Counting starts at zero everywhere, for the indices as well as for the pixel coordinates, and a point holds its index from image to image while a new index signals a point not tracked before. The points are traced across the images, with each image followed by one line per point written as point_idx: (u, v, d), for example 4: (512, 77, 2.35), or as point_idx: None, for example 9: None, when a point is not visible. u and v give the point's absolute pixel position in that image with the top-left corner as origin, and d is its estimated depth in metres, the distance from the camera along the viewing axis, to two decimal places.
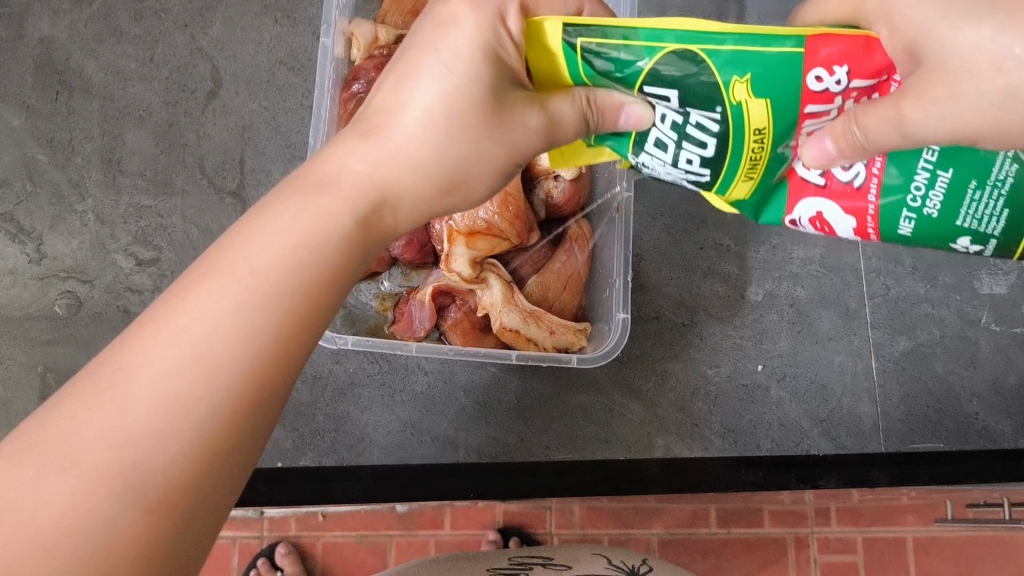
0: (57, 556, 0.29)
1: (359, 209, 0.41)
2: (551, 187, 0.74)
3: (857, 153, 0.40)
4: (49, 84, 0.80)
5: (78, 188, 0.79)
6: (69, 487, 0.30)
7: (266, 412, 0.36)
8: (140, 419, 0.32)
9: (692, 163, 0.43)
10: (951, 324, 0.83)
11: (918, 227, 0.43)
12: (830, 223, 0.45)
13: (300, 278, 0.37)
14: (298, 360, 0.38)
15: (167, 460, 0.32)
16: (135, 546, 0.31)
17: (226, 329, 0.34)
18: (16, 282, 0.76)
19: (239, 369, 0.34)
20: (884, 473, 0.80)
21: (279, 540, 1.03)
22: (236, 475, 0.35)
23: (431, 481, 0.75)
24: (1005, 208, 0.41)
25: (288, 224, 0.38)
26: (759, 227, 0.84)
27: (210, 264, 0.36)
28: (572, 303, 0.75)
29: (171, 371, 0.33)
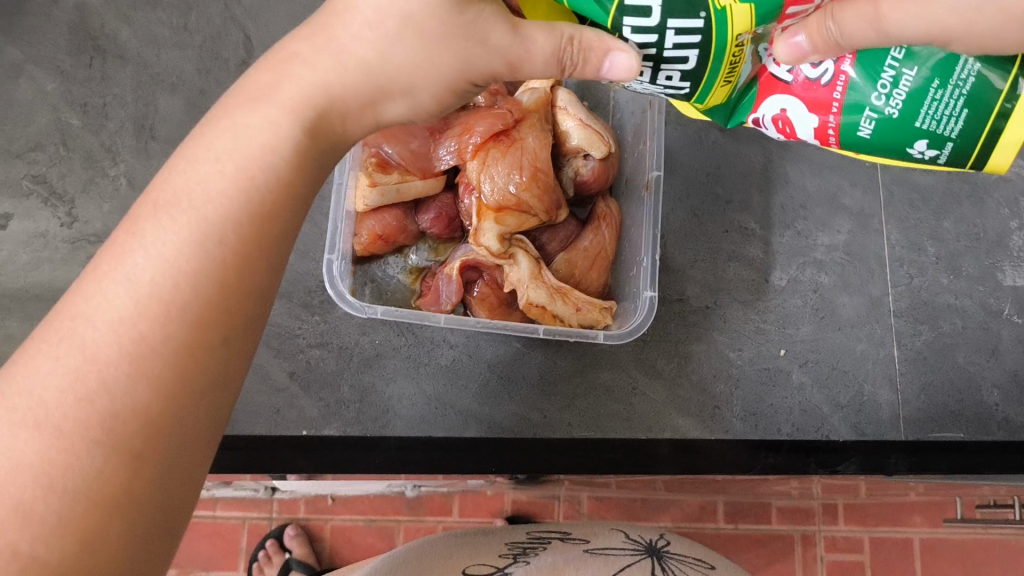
0: (40, 519, 0.32)
1: (300, 112, 0.45)
2: (580, 166, 0.75)
3: (828, 49, 0.44)
4: (84, 50, 0.81)
5: (110, 153, 0.79)
6: (43, 445, 0.33)
7: (233, 344, 0.39)
8: (106, 367, 0.35)
9: (671, 79, 0.46)
10: (973, 315, 0.83)
11: (879, 125, 0.46)
12: (792, 121, 0.49)
13: (252, 205, 0.41)
14: (258, 291, 0.41)
15: (139, 402, 0.35)
16: (115, 495, 0.34)
17: (180, 270, 0.37)
18: (47, 245, 0.77)
19: (198, 304, 0.38)
20: (903, 460, 0.79)
21: (288, 521, 1.17)
22: (209, 411, 0.38)
23: (454, 455, 0.75)
24: (964, 107, 0.44)
25: (225, 170, 0.41)
26: (784, 213, 0.84)
27: (158, 203, 0.39)
28: (599, 282, 0.75)
29: (129, 317, 0.36)
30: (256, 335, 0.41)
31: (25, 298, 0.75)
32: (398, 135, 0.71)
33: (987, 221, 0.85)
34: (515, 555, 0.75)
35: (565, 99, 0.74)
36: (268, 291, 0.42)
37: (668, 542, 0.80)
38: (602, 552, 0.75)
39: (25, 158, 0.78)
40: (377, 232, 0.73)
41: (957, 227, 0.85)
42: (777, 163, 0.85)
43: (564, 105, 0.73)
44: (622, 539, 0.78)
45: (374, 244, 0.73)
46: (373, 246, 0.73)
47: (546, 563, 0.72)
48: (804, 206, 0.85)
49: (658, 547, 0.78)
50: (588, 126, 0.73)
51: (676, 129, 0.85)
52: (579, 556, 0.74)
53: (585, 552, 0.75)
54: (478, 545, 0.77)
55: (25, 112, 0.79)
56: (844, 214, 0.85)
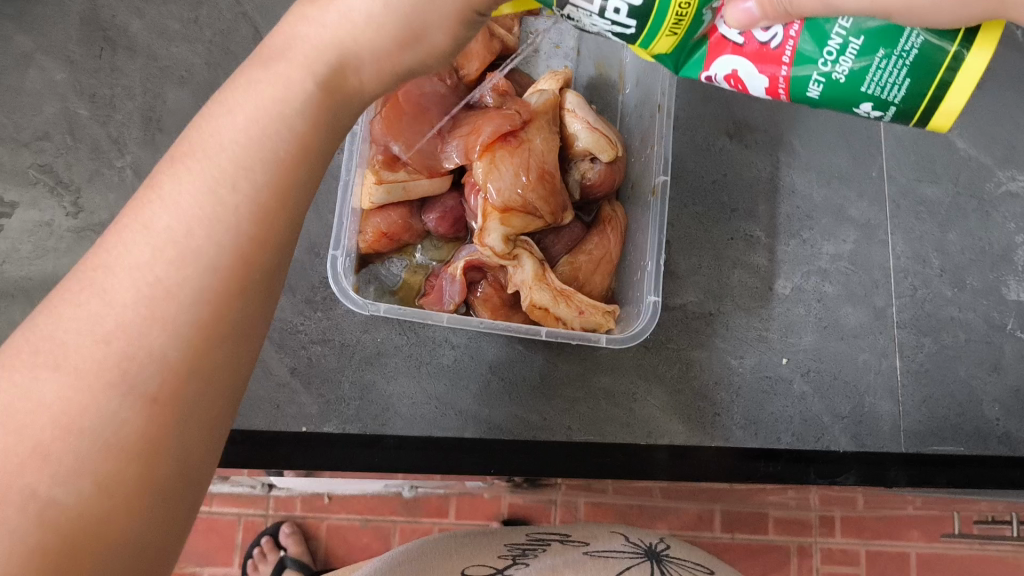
0: (56, 460, 0.30)
1: (313, 70, 0.40)
2: (587, 169, 0.75)
3: (776, 15, 0.42)
4: (93, 41, 0.81)
5: (116, 144, 0.79)
6: (60, 387, 0.31)
7: (254, 299, 0.36)
8: (123, 310, 0.32)
9: (618, 13, 0.42)
10: (976, 329, 0.83)
11: (826, 89, 0.44)
12: (743, 80, 0.46)
13: (272, 149, 0.38)
14: (285, 240, 0.38)
15: (157, 346, 0.33)
16: (134, 442, 0.31)
17: (200, 212, 0.35)
18: (51, 234, 0.77)
19: (217, 251, 0.35)
20: (902, 473, 0.78)
21: (284, 518, 1.17)
22: (232, 362, 0.35)
23: (452, 455, 0.75)
24: (907, 77, 0.42)
25: (248, 111, 0.38)
26: (790, 221, 0.84)
27: (173, 159, 0.37)
28: (603, 285, 0.75)
29: (148, 259, 0.34)
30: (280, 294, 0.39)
31: (29, 288, 0.75)
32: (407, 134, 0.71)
33: (993, 235, 0.85)
34: (514, 557, 0.74)
35: (574, 102, 0.74)
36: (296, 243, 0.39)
37: (667, 546, 0.81)
38: (600, 555, 0.74)
39: (32, 147, 0.78)
40: (382, 230, 0.72)
41: (962, 240, 0.85)
42: (784, 171, 0.85)
43: (572, 108, 0.74)
44: (621, 541, 0.79)
45: (378, 242, 0.73)
46: (378, 244, 0.73)
47: (544, 566, 0.71)
48: (810, 215, 0.85)
49: (658, 550, 0.78)
50: (595, 129, 0.73)
51: (684, 135, 0.85)
52: (577, 560, 0.73)
53: (584, 553, 0.75)
54: (476, 546, 0.77)
55: (33, 101, 0.79)
56: (850, 224, 0.85)
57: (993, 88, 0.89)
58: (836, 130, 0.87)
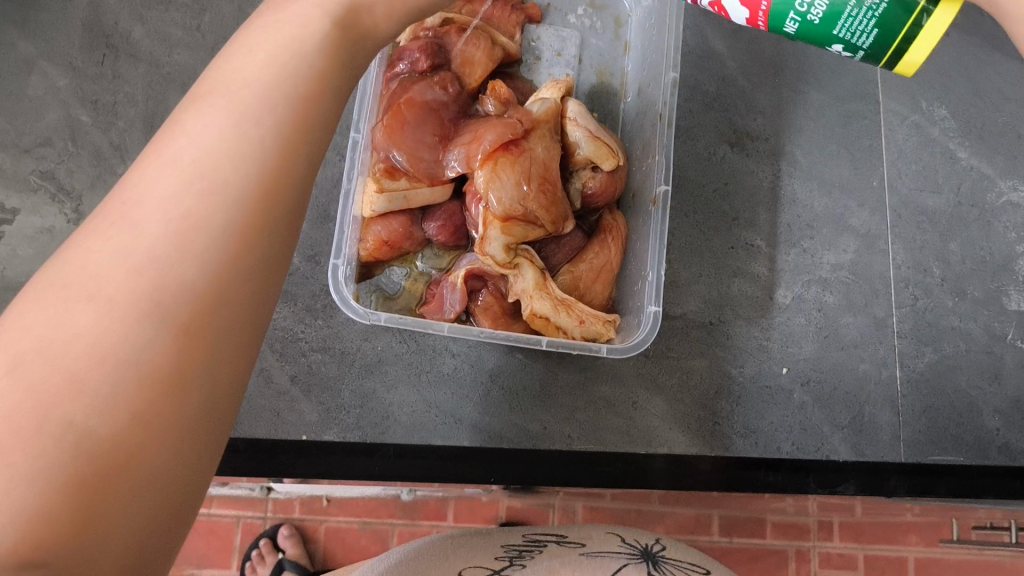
0: (93, 389, 0.27)
1: (328, 8, 0.39)
2: (587, 178, 0.75)
3: None
4: (96, 47, 0.81)
5: (119, 151, 0.79)
6: (94, 317, 0.28)
7: (282, 234, 0.34)
8: (154, 240, 0.30)
9: None
10: (976, 339, 0.83)
11: (801, 28, 0.44)
12: (726, 10, 0.45)
13: (296, 77, 0.36)
14: (309, 173, 0.36)
15: (190, 274, 0.30)
16: (168, 373, 0.29)
17: (227, 139, 0.33)
18: (54, 241, 0.77)
19: (248, 179, 0.33)
20: (902, 483, 0.79)
21: (282, 521, 1.18)
22: (261, 295, 0.33)
23: (455, 463, 0.76)
24: (875, 29, 0.42)
25: (267, 45, 0.36)
26: (791, 231, 0.84)
27: (194, 101, 0.34)
28: (603, 295, 0.75)
29: (179, 186, 0.31)
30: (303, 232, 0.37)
31: None
32: (408, 142, 0.70)
33: (994, 245, 0.85)
34: (511, 558, 0.75)
35: (575, 110, 0.74)
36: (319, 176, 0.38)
37: (662, 547, 0.80)
38: (597, 555, 0.75)
39: (34, 153, 0.78)
40: (382, 238, 0.73)
41: (963, 249, 0.85)
42: (785, 180, 0.85)
43: (573, 116, 0.73)
44: (619, 542, 0.79)
45: (379, 250, 0.73)
46: (378, 252, 0.73)
47: (542, 566, 0.72)
48: (811, 224, 0.85)
49: (654, 551, 0.78)
50: (597, 138, 0.73)
51: (685, 144, 0.85)
52: (575, 560, 0.74)
53: (581, 554, 0.75)
54: (473, 547, 0.77)
55: (34, 108, 0.79)
56: (851, 233, 0.85)
57: (994, 99, 0.88)
58: (837, 140, 0.87)
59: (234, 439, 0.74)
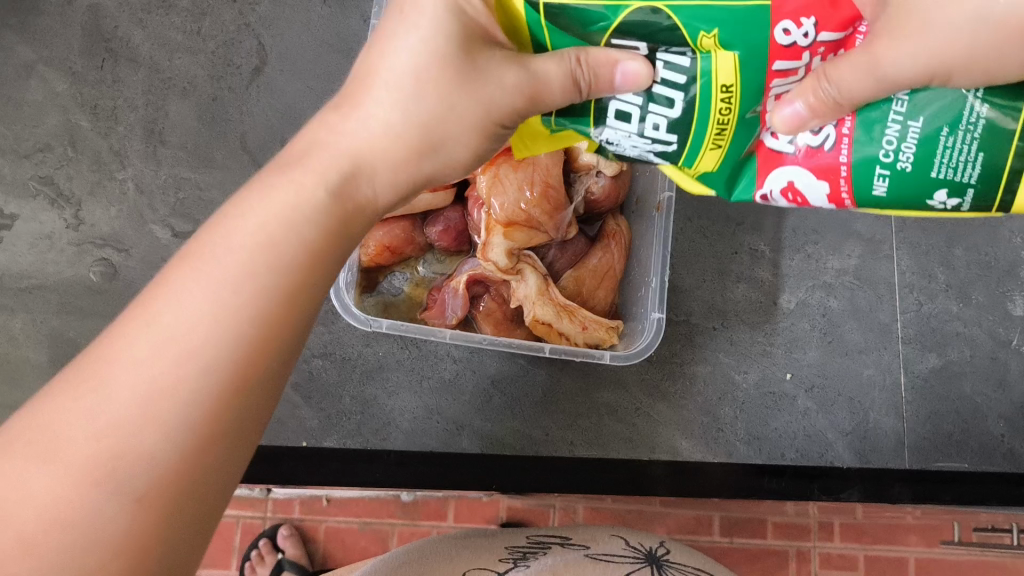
0: (42, 554, 0.30)
1: (329, 180, 0.41)
2: (591, 183, 0.74)
3: (827, 113, 0.40)
4: (95, 52, 0.80)
5: (118, 156, 0.78)
6: (50, 481, 0.31)
7: (261, 397, 0.36)
8: (118, 410, 0.32)
9: (659, 128, 0.43)
10: (981, 344, 0.82)
11: (893, 183, 0.41)
12: (802, 193, 0.43)
13: (291, 239, 0.38)
14: (293, 335, 0.37)
15: (151, 448, 0.32)
16: (119, 539, 0.31)
17: (203, 310, 0.34)
18: (52, 247, 0.76)
19: (219, 352, 0.34)
20: (906, 490, 0.79)
21: (282, 521, 1.17)
22: (231, 460, 0.35)
23: (454, 469, 0.75)
24: (980, 152, 0.39)
25: (266, 202, 0.38)
26: (795, 236, 0.84)
27: (188, 258, 0.36)
28: (606, 300, 0.75)
29: (150, 356, 0.33)
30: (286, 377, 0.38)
31: (30, 300, 0.75)
32: None
33: (999, 250, 0.84)
34: (516, 559, 0.74)
35: None
36: (308, 325, 0.39)
37: (667, 550, 0.80)
38: (602, 559, 0.75)
39: (33, 159, 0.78)
40: (384, 243, 0.72)
41: (968, 255, 0.84)
42: None
43: None
44: (622, 545, 0.78)
45: (380, 256, 0.73)
46: (380, 258, 0.73)
47: (546, 566, 0.72)
48: (816, 229, 0.84)
49: (658, 555, 0.78)
50: None
51: None
52: (579, 563, 0.73)
53: (585, 556, 0.75)
54: (478, 548, 0.77)
55: (34, 113, 0.79)
56: (855, 239, 0.84)
57: None
58: None
59: None
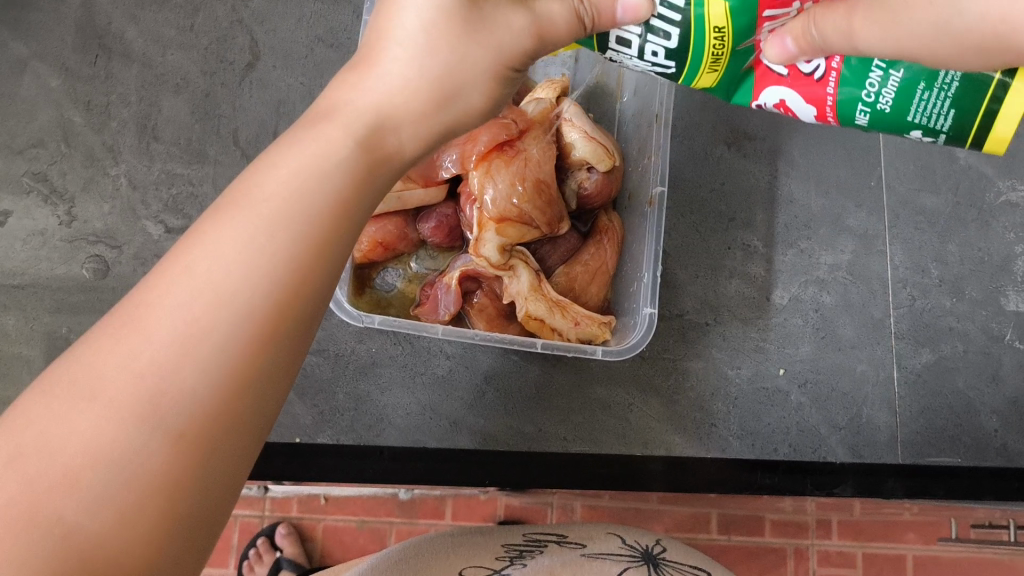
0: (86, 488, 0.29)
1: (353, 129, 0.40)
2: (583, 179, 0.74)
3: (813, 51, 0.46)
4: (89, 48, 0.80)
5: (112, 152, 0.78)
6: (91, 419, 0.30)
7: (294, 345, 0.35)
8: (158, 347, 0.32)
9: (656, 55, 0.49)
10: (974, 340, 0.82)
11: (872, 118, 0.48)
12: (792, 110, 0.50)
13: (323, 187, 0.37)
14: (325, 288, 0.37)
15: (191, 386, 0.32)
16: (162, 477, 0.31)
17: (238, 254, 0.34)
18: (45, 243, 0.76)
19: (255, 294, 0.34)
20: (900, 485, 0.80)
21: (280, 520, 1.17)
22: (266, 406, 0.34)
23: (447, 465, 0.76)
24: (951, 108, 0.46)
25: (296, 152, 0.38)
26: (788, 231, 0.84)
27: (222, 207, 0.36)
28: (598, 296, 0.75)
29: (187, 298, 0.33)
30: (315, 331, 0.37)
31: (21, 295, 0.75)
32: None
33: (992, 246, 0.85)
34: (512, 558, 0.75)
35: (572, 110, 0.73)
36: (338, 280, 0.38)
37: (663, 548, 0.79)
38: (597, 557, 0.75)
39: (25, 155, 0.78)
40: (377, 239, 0.72)
41: (961, 250, 0.85)
42: (782, 180, 0.85)
43: (569, 117, 0.73)
44: (619, 544, 0.78)
45: (373, 251, 0.73)
46: (373, 253, 0.73)
47: (543, 566, 0.72)
48: (808, 224, 0.84)
49: (655, 552, 0.78)
50: (593, 139, 0.72)
51: (681, 143, 0.85)
52: (576, 562, 0.74)
53: (581, 556, 0.75)
54: (474, 546, 0.77)
55: (27, 109, 0.79)
56: (848, 234, 0.84)
57: None
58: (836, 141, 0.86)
59: None
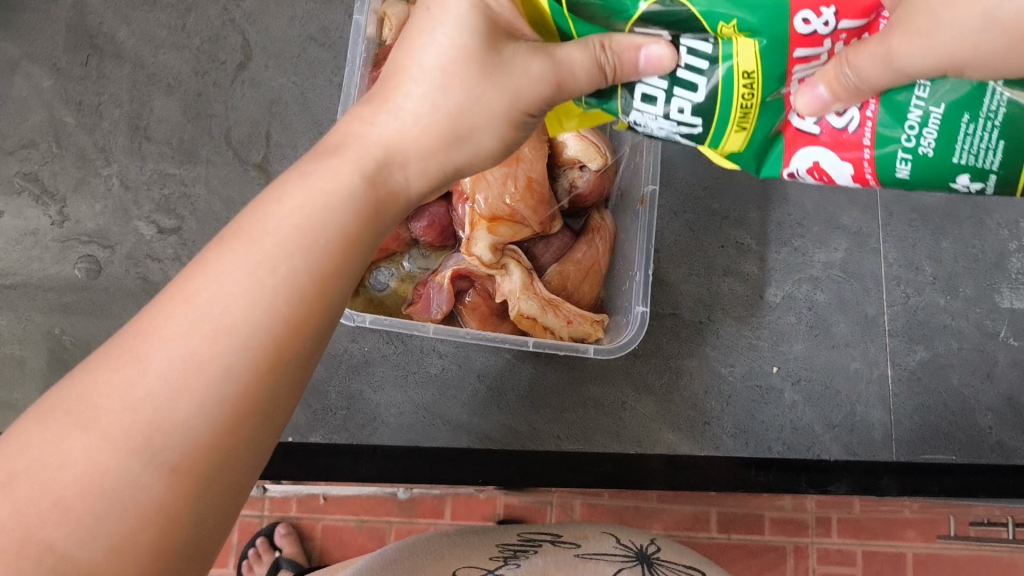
0: (76, 517, 0.31)
1: (363, 166, 0.41)
2: (575, 177, 0.74)
3: (849, 95, 0.40)
4: (80, 48, 0.80)
5: (103, 153, 0.79)
6: (87, 448, 0.31)
7: (291, 378, 0.36)
8: (155, 380, 0.33)
9: (683, 113, 0.44)
10: (968, 337, 0.82)
11: (915, 168, 0.41)
12: (828, 172, 0.43)
13: (325, 225, 0.38)
14: (323, 322, 0.38)
15: (186, 419, 0.33)
16: (153, 508, 0.32)
17: (239, 288, 0.35)
18: (37, 243, 0.76)
19: (253, 328, 0.35)
20: (894, 483, 0.79)
21: (279, 520, 1.17)
22: (261, 438, 0.35)
23: (442, 465, 0.75)
24: (1000, 141, 0.39)
25: (304, 188, 0.39)
26: (781, 229, 0.84)
27: (228, 237, 0.37)
28: (590, 294, 0.75)
29: (186, 331, 0.34)
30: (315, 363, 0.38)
31: (13, 296, 0.76)
32: None
33: (986, 243, 0.85)
34: (507, 558, 0.75)
35: None
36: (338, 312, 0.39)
37: (658, 548, 0.80)
38: (592, 558, 0.75)
39: (17, 155, 0.78)
40: None
41: (955, 247, 0.85)
42: (776, 178, 0.84)
43: None
44: (613, 543, 0.78)
45: None
46: None
47: (538, 566, 0.73)
48: (802, 222, 0.84)
49: (649, 553, 0.78)
50: (585, 137, 0.72)
51: (675, 141, 0.85)
52: (570, 564, 0.74)
53: (575, 557, 0.75)
54: (469, 546, 0.77)
55: (18, 109, 0.79)
56: (842, 232, 0.84)
57: None
58: None
59: None
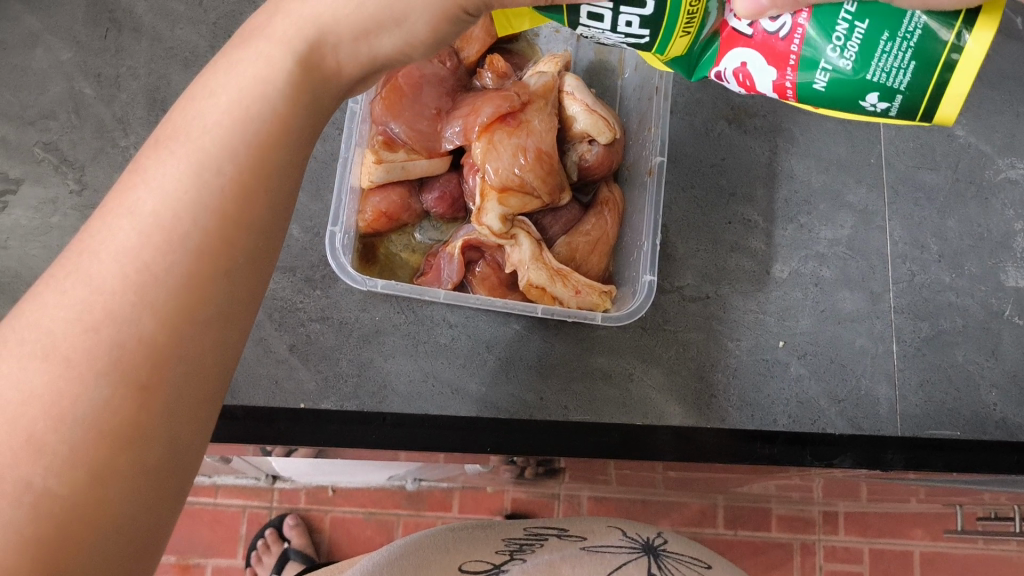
0: (51, 450, 0.30)
1: (294, 45, 0.40)
2: (584, 151, 0.75)
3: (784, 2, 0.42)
4: (99, 22, 0.82)
5: (121, 124, 0.80)
6: (48, 376, 0.31)
7: (246, 278, 0.37)
8: (111, 297, 0.33)
9: (631, 25, 0.46)
10: (974, 315, 0.83)
11: (833, 78, 0.43)
12: (753, 75, 0.46)
13: (257, 116, 0.38)
14: (268, 220, 0.38)
15: (144, 330, 0.33)
16: (121, 427, 0.32)
17: (183, 193, 0.35)
18: (56, 211, 0.78)
19: (203, 235, 0.35)
20: (899, 456, 0.76)
21: (287, 511, 1.18)
22: (224, 344, 0.36)
23: (446, 432, 0.74)
24: (912, 61, 0.41)
25: (232, 86, 0.38)
26: (787, 206, 0.85)
27: (159, 141, 0.36)
28: (599, 266, 0.76)
29: (134, 244, 0.33)
30: (267, 259, 0.39)
31: (29, 262, 0.76)
32: (406, 114, 0.72)
33: (990, 222, 0.86)
34: (511, 551, 0.75)
35: (574, 84, 0.74)
36: (282, 206, 0.39)
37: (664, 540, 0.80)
38: (597, 550, 0.75)
39: (37, 125, 0.80)
40: (380, 209, 0.74)
41: (961, 226, 0.86)
42: (782, 156, 0.86)
43: (570, 90, 0.74)
44: (619, 535, 0.79)
45: (378, 221, 0.74)
46: (377, 223, 0.75)
47: (541, 560, 0.72)
48: (808, 200, 0.85)
49: (655, 544, 0.78)
50: (594, 111, 0.73)
51: (683, 119, 0.86)
52: (574, 554, 0.73)
53: (581, 548, 0.75)
54: (474, 540, 0.78)
55: (39, 81, 0.81)
56: (848, 209, 0.85)
57: (993, 76, 0.89)
58: (836, 119, 0.87)
59: (234, 405, 0.73)
